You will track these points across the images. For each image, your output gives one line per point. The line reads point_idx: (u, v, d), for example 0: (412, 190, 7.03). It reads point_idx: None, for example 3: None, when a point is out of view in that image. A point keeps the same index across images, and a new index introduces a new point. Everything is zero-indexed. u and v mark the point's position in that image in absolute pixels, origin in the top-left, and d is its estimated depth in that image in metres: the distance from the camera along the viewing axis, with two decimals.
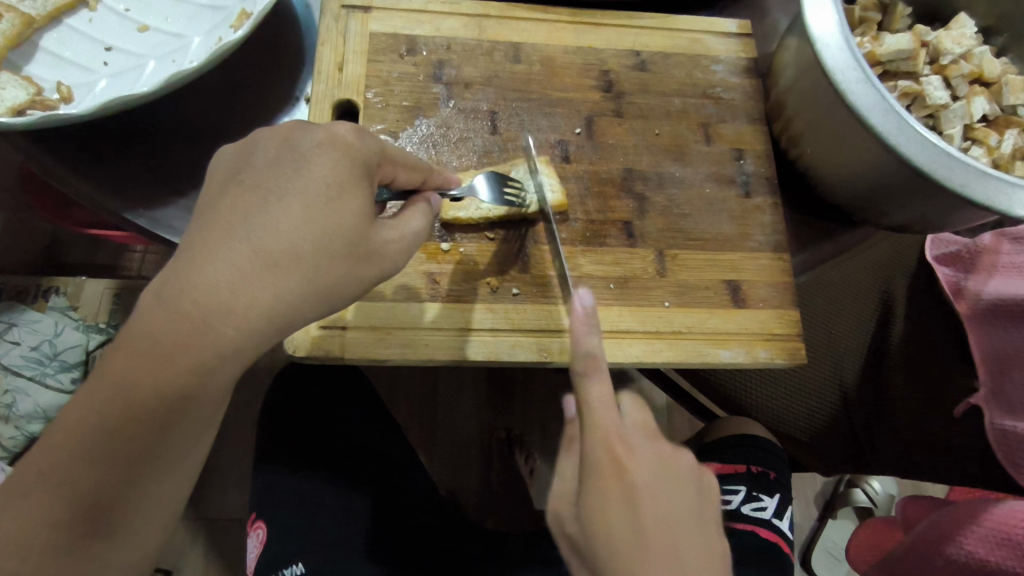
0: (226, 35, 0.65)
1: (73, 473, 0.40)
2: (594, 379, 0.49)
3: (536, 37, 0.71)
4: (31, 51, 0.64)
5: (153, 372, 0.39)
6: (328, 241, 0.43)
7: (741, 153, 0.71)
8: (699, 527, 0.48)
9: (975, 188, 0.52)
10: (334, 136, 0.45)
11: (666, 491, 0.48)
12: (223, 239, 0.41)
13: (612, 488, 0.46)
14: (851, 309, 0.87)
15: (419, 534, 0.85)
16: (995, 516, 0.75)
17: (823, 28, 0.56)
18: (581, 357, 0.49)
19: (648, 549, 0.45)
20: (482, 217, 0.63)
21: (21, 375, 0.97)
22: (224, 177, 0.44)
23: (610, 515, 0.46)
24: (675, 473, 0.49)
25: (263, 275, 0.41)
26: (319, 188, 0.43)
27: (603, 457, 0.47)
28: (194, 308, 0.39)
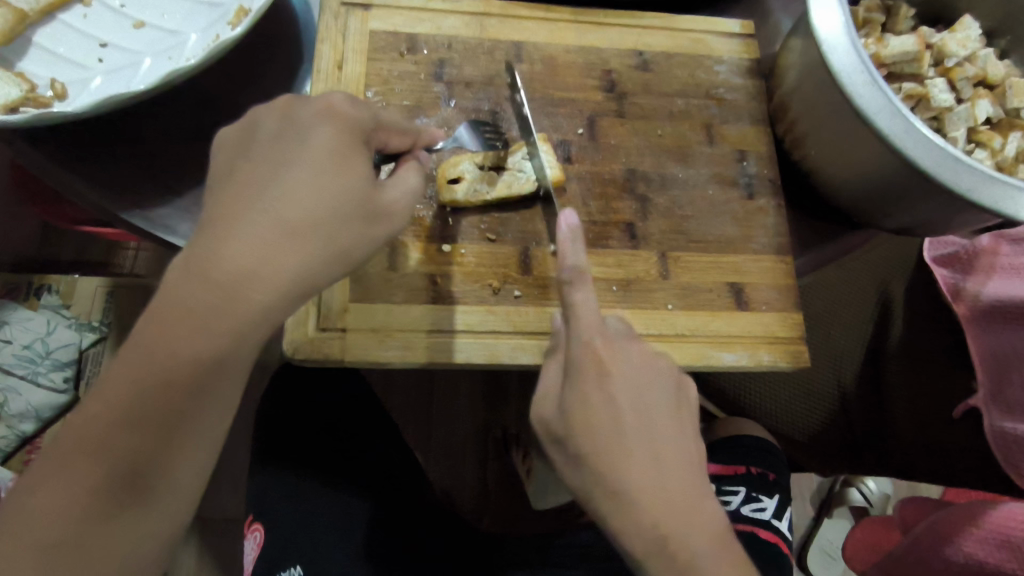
0: (223, 32, 0.63)
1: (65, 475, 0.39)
2: (579, 287, 0.49)
3: (538, 37, 0.71)
4: (24, 47, 0.63)
5: (153, 358, 0.39)
6: (340, 207, 0.43)
7: (744, 154, 0.70)
8: (677, 420, 0.48)
9: (981, 192, 0.52)
10: (333, 111, 0.45)
11: (644, 388, 0.47)
12: (239, 215, 0.40)
13: (589, 380, 0.46)
14: (852, 309, 0.87)
15: (419, 535, 0.86)
16: (995, 517, 0.75)
17: (829, 30, 0.56)
18: (569, 267, 0.50)
19: (625, 435, 0.45)
20: (479, 200, 0.62)
21: (13, 375, 0.96)
22: (231, 152, 0.43)
23: (587, 404, 0.45)
24: (655, 370, 0.49)
25: (285, 245, 0.40)
26: (325, 159, 0.43)
27: (584, 356, 0.47)
28: (223, 282, 0.39)
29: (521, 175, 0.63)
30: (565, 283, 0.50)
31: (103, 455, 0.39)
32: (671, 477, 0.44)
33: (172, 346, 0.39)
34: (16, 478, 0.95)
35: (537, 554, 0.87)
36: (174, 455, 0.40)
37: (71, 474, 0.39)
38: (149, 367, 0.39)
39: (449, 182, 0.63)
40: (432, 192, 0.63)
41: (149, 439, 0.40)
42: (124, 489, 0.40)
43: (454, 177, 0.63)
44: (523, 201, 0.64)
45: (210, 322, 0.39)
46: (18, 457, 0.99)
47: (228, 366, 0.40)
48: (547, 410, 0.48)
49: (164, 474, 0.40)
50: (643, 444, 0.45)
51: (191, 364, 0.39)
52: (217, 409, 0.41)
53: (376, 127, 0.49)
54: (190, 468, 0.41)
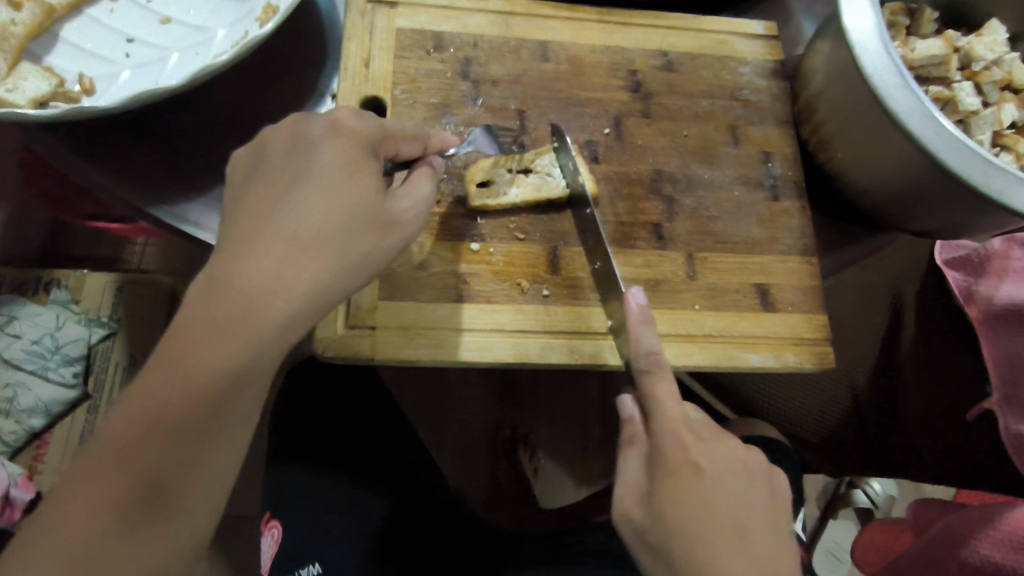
0: (252, 28, 0.63)
1: (102, 475, 0.37)
2: (658, 377, 0.50)
3: (564, 36, 0.71)
4: (51, 41, 0.63)
5: (177, 366, 0.38)
6: (353, 218, 0.43)
7: (768, 156, 0.70)
8: (768, 512, 0.49)
9: (1012, 196, 0.52)
10: (343, 128, 0.46)
11: (736, 484, 0.49)
12: (258, 229, 0.40)
13: (682, 479, 0.47)
14: (865, 312, 0.87)
15: (439, 529, 0.86)
16: (1010, 520, 0.76)
17: (861, 31, 0.56)
18: (644, 356, 0.50)
19: (723, 538, 0.46)
20: (509, 204, 0.62)
21: (22, 370, 0.96)
22: (242, 175, 0.44)
23: (683, 505, 0.47)
24: (746, 464, 0.50)
25: (302, 258, 0.40)
26: (335, 173, 0.43)
27: (675, 451, 0.48)
28: (239, 299, 0.39)
29: (551, 178, 0.63)
30: (643, 371, 0.51)
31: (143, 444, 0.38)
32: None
33: (194, 357, 0.38)
34: (25, 474, 0.94)
35: (553, 552, 0.86)
36: (196, 467, 0.39)
37: (89, 489, 0.37)
38: (175, 374, 0.38)
39: (478, 185, 0.63)
40: (457, 195, 0.63)
41: (170, 451, 0.38)
42: (143, 505, 0.38)
43: (484, 181, 0.63)
44: (551, 203, 0.63)
45: (231, 338, 0.38)
46: (27, 453, 0.98)
47: (253, 379, 0.39)
48: (633, 507, 0.49)
49: (185, 488, 0.39)
50: (741, 545, 0.46)
51: (216, 371, 0.38)
52: (244, 417, 0.40)
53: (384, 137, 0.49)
54: (211, 483, 0.40)
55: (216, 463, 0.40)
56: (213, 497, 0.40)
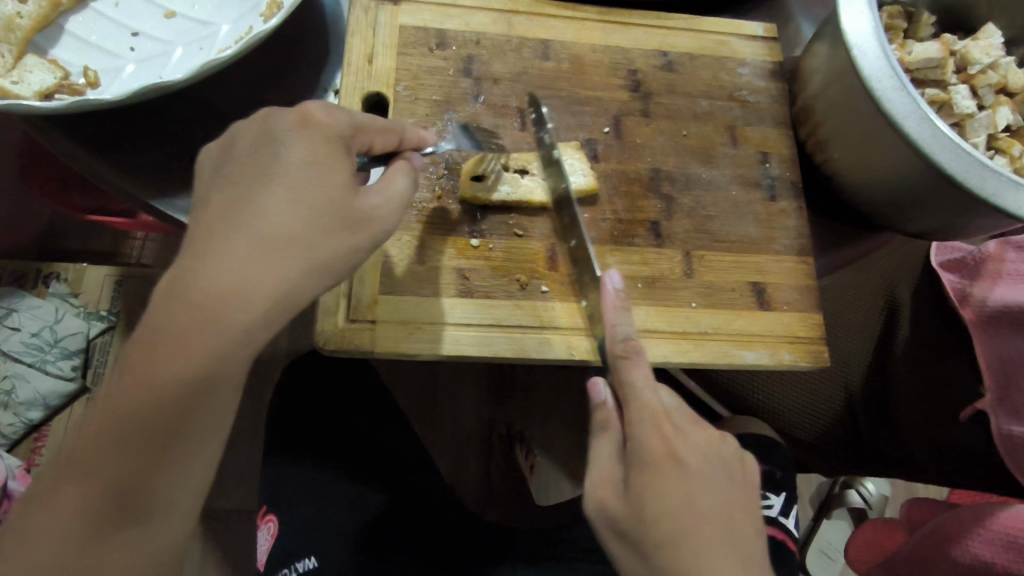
0: (256, 24, 0.64)
1: (97, 460, 0.40)
2: (634, 361, 0.52)
3: (565, 35, 0.71)
4: (56, 34, 0.64)
5: (141, 376, 0.39)
6: (319, 216, 0.44)
7: (766, 156, 0.71)
8: (743, 503, 0.50)
9: (1006, 199, 0.53)
10: (310, 122, 0.46)
11: (713, 474, 0.50)
12: (222, 230, 0.41)
13: (662, 470, 0.48)
14: (857, 312, 0.88)
15: (431, 525, 0.86)
16: (998, 519, 0.77)
17: (859, 34, 0.57)
18: (621, 341, 0.53)
19: (701, 528, 0.47)
20: (499, 200, 0.63)
21: (21, 362, 0.96)
22: (211, 172, 0.45)
23: (663, 495, 0.47)
24: (721, 458, 0.51)
25: (267, 259, 0.41)
26: (301, 170, 0.44)
27: (654, 442, 0.49)
28: (200, 303, 0.39)
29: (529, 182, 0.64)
30: (621, 358, 0.53)
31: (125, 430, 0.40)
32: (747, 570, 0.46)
33: (154, 365, 0.39)
34: (23, 466, 0.94)
35: (548, 548, 0.87)
36: (166, 473, 0.41)
37: (87, 474, 0.40)
38: (156, 365, 0.39)
39: (473, 179, 0.64)
40: (454, 192, 0.64)
41: (140, 460, 0.40)
42: (121, 504, 0.41)
43: (478, 175, 0.64)
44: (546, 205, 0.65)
45: (189, 341, 0.39)
46: (25, 445, 0.98)
47: (221, 382, 0.40)
48: (608, 497, 0.49)
49: (157, 492, 0.41)
50: (718, 534, 0.47)
51: (179, 377, 0.39)
52: (212, 421, 0.41)
53: (354, 132, 0.50)
54: (183, 486, 0.42)
55: (186, 468, 0.42)
56: (188, 496, 0.43)
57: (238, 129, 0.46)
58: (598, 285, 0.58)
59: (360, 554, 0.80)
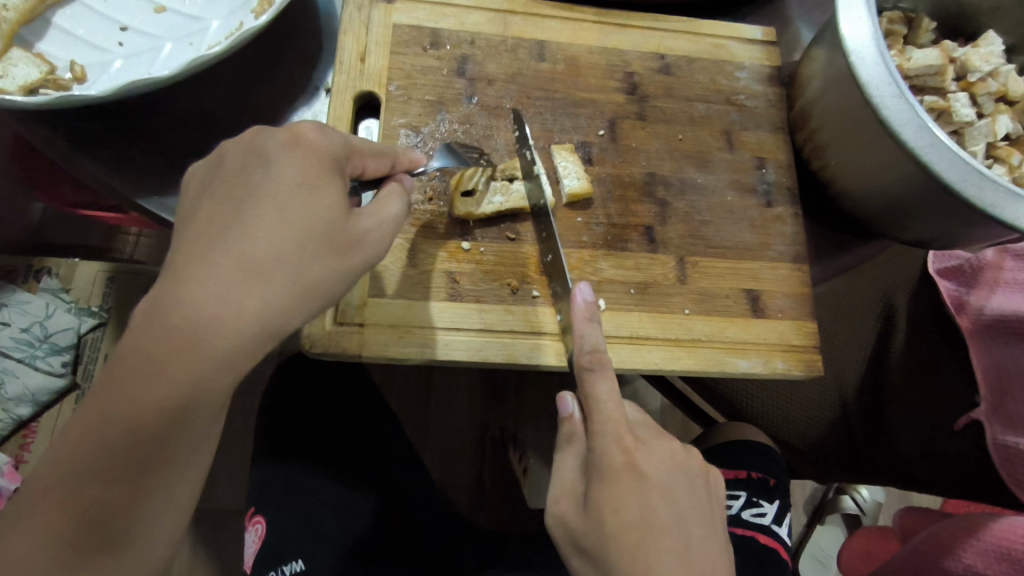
0: (247, 20, 0.63)
1: (76, 484, 0.40)
2: (599, 374, 0.50)
3: (561, 36, 0.70)
4: (43, 28, 0.63)
5: (123, 400, 0.39)
6: (307, 238, 0.43)
7: (763, 162, 0.70)
8: (705, 517, 0.49)
9: (1004, 209, 0.52)
10: (301, 141, 0.45)
11: (674, 486, 0.48)
12: (205, 249, 0.40)
13: (622, 481, 0.47)
14: (853, 320, 0.87)
15: (423, 531, 0.85)
16: (993, 530, 0.76)
17: (858, 41, 0.56)
18: (588, 352, 0.51)
19: (660, 543, 0.45)
20: (493, 211, 0.61)
21: (9, 357, 0.95)
22: (197, 190, 0.44)
23: (621, 509, 0.46)
24: (686, 471, 0.50)
25: (249, 283, 0.40)
26: (291, 189, 0.43)
27: (613, 454, 0.47)
28: (179, 328, 0.39)
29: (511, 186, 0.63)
30: (586, 371, 0.51)
31: (104, 454, 0.39)
32: None
33: (135, 391, 0.39)
34: (11, 463, 0.94)
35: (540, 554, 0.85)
36: (146, 500, 0.41)
37: (66, 497, 0.40)
38: (137, 389, 0.39)
39: (462, 194, 0.62)
40: (445, 194, 0.63)
41: (120, 484, 0.40)
42: (98, 533, 0.41)
43: (468, 190, 0.62)
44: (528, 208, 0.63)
45: (168, 370, 0.39)
46: (14, 441, 0.98)
47: (203, 406, 0.40)
48: (569, 509, 0.49)
49: (134, 518, 0.41)
50: (678, 549, 0.46)
51: (162, 403, 0.39)
52: (194, 446, 0.41)
53: (348, 152, 0.49)
54: (164, 510, 0.42)
55: (167, 492, 0.42)
56: (170, 521, 0.43)
57: (225, 147, 0.45)
58: (569, 296, 0.57)
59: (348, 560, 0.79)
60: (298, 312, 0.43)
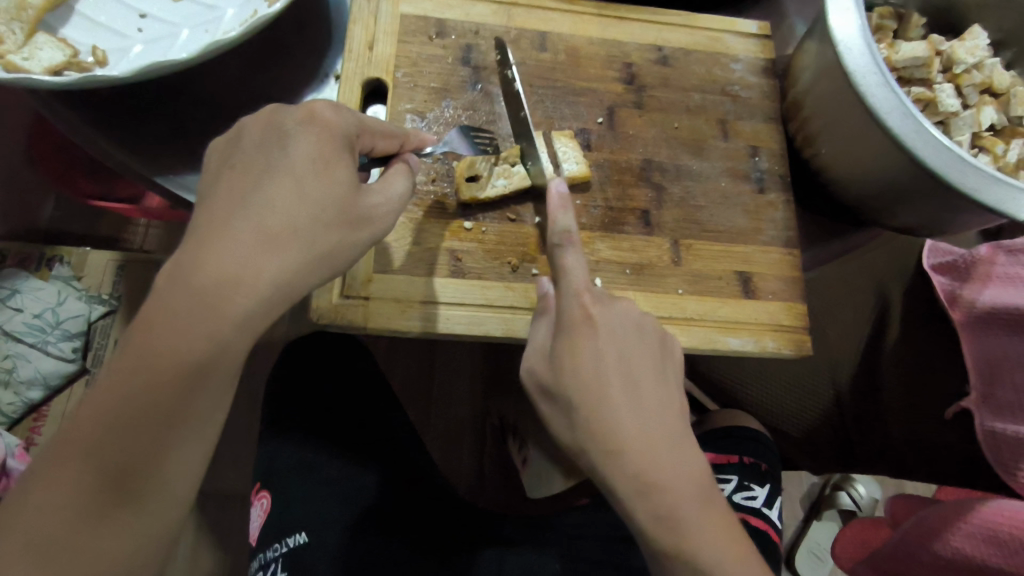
0: (262, 8, 0.66)
1: (101, 440, 0.42)
2: (570, 248, 0.53)
3: (562, 28, 0.73)
4: (67, 14, 0.65)
5: (142, 360, 0.41)
6: (321, 212, 0.46)
7: (756, 150, 0.73)
8: (662, 373, 0.51)
9: (985, 193, 0.54)
10: (318, 118, 0.48)
11: (629, 345, 0.51)
12: (224, 221, 0.43)
13: (578, 333, 0.50)
14: (848, 308, 0.90)
15: (418, 511, 0.86)
16: (982, 514, 0.76)
17: (845, 33, 0.59)
18: (558, 231, 0.54)
19: (611, 383, 0.48)
20: (499, 195, 0.64)
21: (22, 342, 0.98)
22: (217, 163, 0.46)
23: (578, 355, 0.49)
24: (644, 329, 0.53)
25: (267, 251, 0.43)
26: (306, 167, 0.46)
27: (572, 309, 0.51)
28: (201, 290, 0.41)
29: (513, 169, 0.65)
30: (555, 246, 0.54)
31: (128, 409, 0.41)
32: (659, 425, 0.48)
33: (156, 351, 0.41)
34: (22, 445, 0.96)
35: (536, 534, 0.87)
36: (164, 455, 0.43)
37: (90, 453, 0.42)
38: (162, 342, 0.41)
39: (468, 179, 0.64)
40: (448, 176, 0.66)
41: (142, 438, 0.42)
42: (111, 492, 0.42)
43: (472, 176, 0.64)
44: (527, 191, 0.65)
45: (191, 326, 0.41)
46: (24, 424, 1.00)
47: (219, 369, 0.43)
48: (538, 364, 0.53)
49: (154, 475, 0.43)
50: (632, 394, 0.48)
51: (179, 365, 0.41)
52: (207, 408, 0.43)
53: (359, 130, 0.52)
54: (182, 466, 0.44)
55: (179, 451, 0.43)
56: (179, 483, 0.44)
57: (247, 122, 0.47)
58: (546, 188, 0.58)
59: (354, 531, 0.82)
60: (309, 281, 0.46)
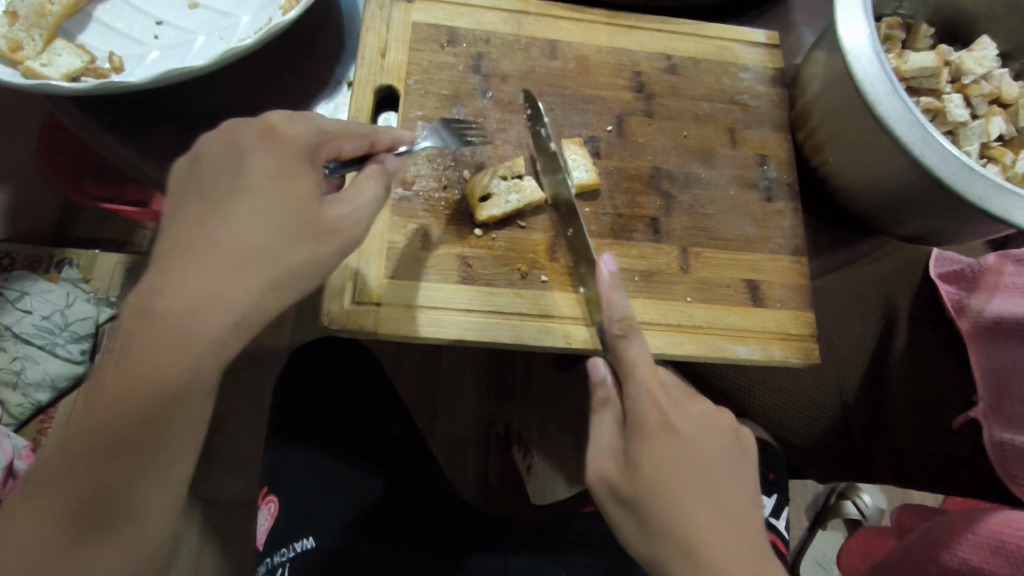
0: (275, 16, 0.67)
1: (74, 471, 0.42)
2: (631, 340, 0.55)
3: (571, 36, 0.74)
4: (84, 21, 0.67)
5: (111, 393, 0.42)
6: (284, 227, 0.45)
7: (764, 159, 0.73)
8: (736, 474, 0.53)
9: (992, 202, 0.54)
10: (273, 134, 0.47)
11: (708, 449, 0.52)
12: (185, 246, 0.43)
13: (657, 438, 0.51)
14: (856, 316, 0.89)
15: (408, 518, 0.85)
16: (989, 525, 0.76)
17: (854, 41, 0.59)
18: (618, 322, 0.56)
19: (694, 496, 0.49)
20: (514, 209, 0.64)
21: (32, 344, 0.99)
22: (178, 186, 0.46)
23: (659, 464, 0.50)
24: (716, 429, 0.54)
25: (229, 270, 0.43)
26: (265, 181, 0.45)
27: (649, 412, 0.52)
28: (168, 318, 0.42)
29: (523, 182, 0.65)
30: (619, 335, 0.56)
31: (100, 440, 0.42)
32: (740, 538, 0.49)
33: (124, 382, 0.42)
34: (29, 447, 0.96)
35: (544, 538, 0.87)
36: (138, 485, 0.43)
37: (64, 482, 0.42)
38: (132, 368, 0.42)
39: (479, 200, 0.64)
40: (460, 183, 0.66)
41: (113, 468, 0.42)
42: (90, 521, 0.43)
43: (484, 195, 0.64)
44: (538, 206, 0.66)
45: (158, 354, 0.42)
46: (32, 426, 1.01)
47: (191, 393, 0.43)
48: (608, 466, 0.52)
49: (127, 508, 0.43)
50: (713, 506, 0.49)
51: (154, 388, 0.42)
52: (183, 434, 0.44)
53: (322, 138, 0.50)
54: (157, 495, 0.44)
55: (156, 477, 0.44)
56: (161, 506, 0.44)
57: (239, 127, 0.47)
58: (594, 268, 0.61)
59: (364, 531, 0.81)
60: (284, 297, 0.46)
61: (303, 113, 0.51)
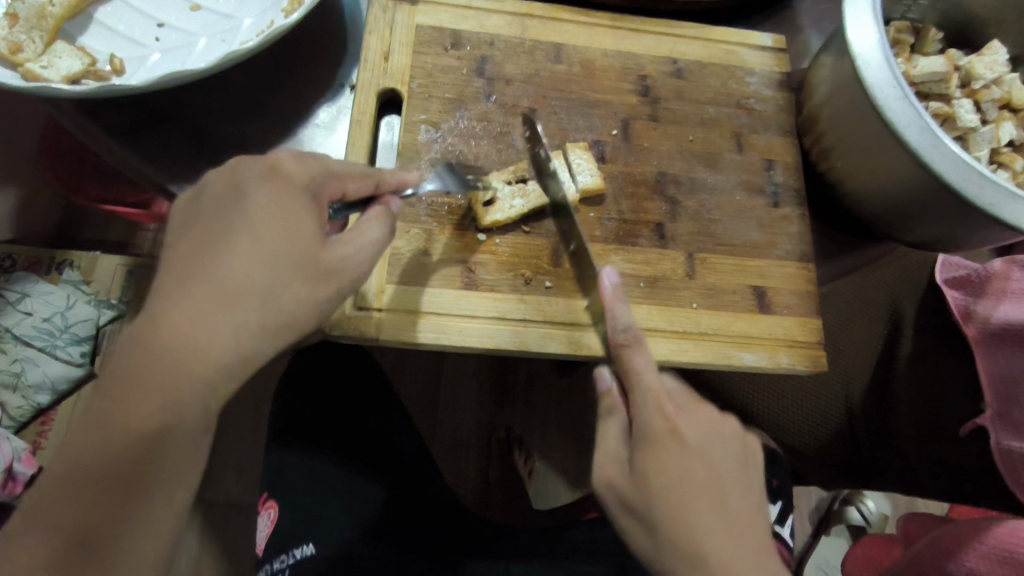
0: (278, 18, 0.66)
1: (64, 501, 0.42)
2: (636, 351, 0.54)
3: (576, 40, 0.73)
4: (86, 23, 0.66)
5: (99, 429, 0.41)
6: (281, 265, 0.44)
7: (771, 164, 0.72)
8: (744, 481, 0.52)
9: (1004, 208, 0.53)
10: (276, 173, 0.47)
11: (715, 457, 0.51)
12: (182, 281, 0.43)
13: (664, 446, 0.50)
14: (862, 327, 0.89)
15: (410, 517, 0.85)
16: (997, 535, 0.75)
17: (864, 45, 0.58)
18: (623, 330, 0.55)
19: (702, 505, 0.48)
20: (517, 215, 0.63)
21: (32, 346, 0.98)
22: (179, 222, 0.46)
23: (666, 472, 0.49)
24: (722, 437, 0.53)
25: (219, 312, 0.43)
26: (264, 216, 0.45)
27: (655, 421, 0.51)
28: (163, 355, 0.42)
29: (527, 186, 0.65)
30: (623, 346, 0.55)
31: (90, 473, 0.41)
32: (751, 547, 0.48)
33: (116, 417, 0.42)
34: (28, 450, 0.95)
35: (546, 544, 0.86)
36: (127, 519, 0.42)
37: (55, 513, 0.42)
38: (127, 401, 0.42)
39: (483, 205, 0.63)
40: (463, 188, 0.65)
41: (104, 501, 0.42)
42: (77, 553, 0.42)
43: (488, 200, 0.63)
44: (542, 211, 0.65)
45: (151, 390, 0.41)
46: (32, 429, 1.00)
47: (182, 428, 0.43)
48: (615, 472, 0.52)
49: (116, 543, 0.42)
50: (722, 515, 0.48)
51: (148, 425, 0.42)
52: (175, 466, 0.43)
53: (326, 177, 0.50)
54: (149, 527, 0.43)
55: (152, 501, 0.43)
56: (155, 535, 0.44)
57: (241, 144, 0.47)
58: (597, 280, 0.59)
59: (367, 537, 0.81)
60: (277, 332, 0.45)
61: (314, 155, 0.51)
